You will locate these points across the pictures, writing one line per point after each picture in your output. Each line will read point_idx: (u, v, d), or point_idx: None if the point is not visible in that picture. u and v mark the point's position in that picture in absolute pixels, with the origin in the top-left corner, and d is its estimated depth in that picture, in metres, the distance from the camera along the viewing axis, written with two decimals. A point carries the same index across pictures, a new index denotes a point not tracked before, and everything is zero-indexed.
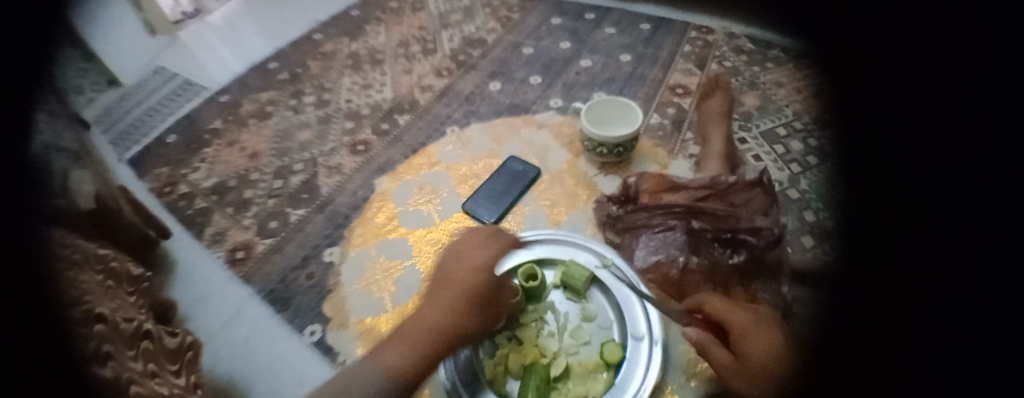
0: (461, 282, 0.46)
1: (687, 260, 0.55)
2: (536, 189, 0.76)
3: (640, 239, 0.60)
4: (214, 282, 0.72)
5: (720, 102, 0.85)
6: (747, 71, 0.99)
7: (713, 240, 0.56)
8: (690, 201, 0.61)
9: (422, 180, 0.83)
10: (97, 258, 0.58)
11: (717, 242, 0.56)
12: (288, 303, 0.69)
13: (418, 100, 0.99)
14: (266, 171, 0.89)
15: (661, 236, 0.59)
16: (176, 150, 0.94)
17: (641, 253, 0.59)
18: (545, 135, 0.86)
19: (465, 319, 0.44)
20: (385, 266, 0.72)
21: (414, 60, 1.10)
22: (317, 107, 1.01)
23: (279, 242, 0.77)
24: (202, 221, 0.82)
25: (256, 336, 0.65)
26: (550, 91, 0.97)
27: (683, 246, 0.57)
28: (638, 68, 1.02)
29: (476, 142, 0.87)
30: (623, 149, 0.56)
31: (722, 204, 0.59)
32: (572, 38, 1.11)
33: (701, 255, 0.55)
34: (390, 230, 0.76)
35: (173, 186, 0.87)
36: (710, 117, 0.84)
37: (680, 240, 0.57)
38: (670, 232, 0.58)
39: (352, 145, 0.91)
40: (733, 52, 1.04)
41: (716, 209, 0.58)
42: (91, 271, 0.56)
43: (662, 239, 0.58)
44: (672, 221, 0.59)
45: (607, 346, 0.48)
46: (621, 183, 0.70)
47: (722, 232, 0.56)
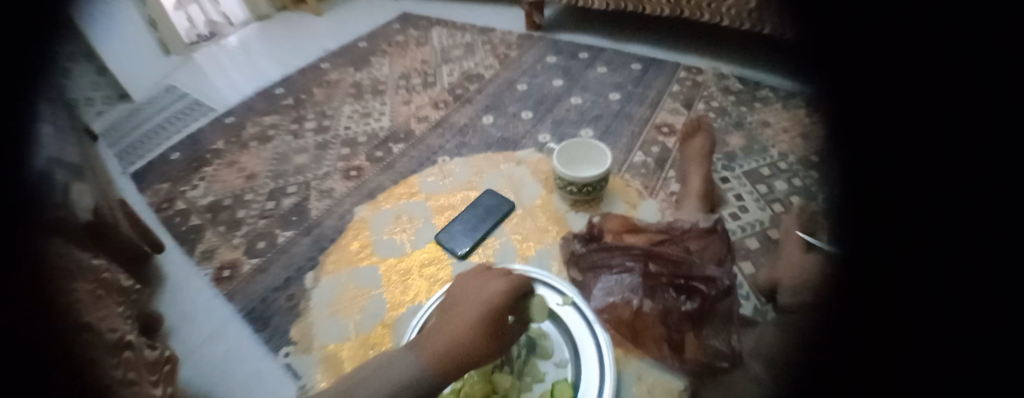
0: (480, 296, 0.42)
1: (641, 303, 0.53)
2: (509, 222, 0.75)
3: (598, 279, 0.58)
4: (199, 298, 0.74)
5: (702, 142, 0.81)
6: (735, 111, 1.01)
7: (669, 285, 0.53)
8: (649, 245, 0.60)
9: (400, 209, 0.83)
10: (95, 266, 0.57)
11: (672, 289, 0.53)
12: (266, 323, 0.70)
13: (412, 130, 1.03)
14: (261, 192, 0.93)
15: (616, 279, 0.57)
16: (178, 168, 0.99)
17: (599, 293, 0.57)
18: (522, 170, 0.85)
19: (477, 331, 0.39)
20: (354, 293, 0.71)
21: (414, 91, 1.15)
22: (316, 133, 1.05)
23: (265, 262, 0.79)
24: (195, 237, 0.85)
25: (235, 351, 0.66)
26: (539, 127, 1.00)
27: (637, 288, 0.55)
28: (626, 106, 1.05)
29: (456, 174, 0.88)
30: (592, 188, 0.58)
31: (677, 250, 0.58)
32: (565, 76, 1.16)
33: (654, 300, 0.53)
34: (362, 258, 0.75)
35: (170, 202, 0.91)
36: (693, 155, 0.81)
37: (635, 283, 0.55)
38: (628, 274, 0.56)
39: (346, 170, 0.95)
40: (721, 92, 1.08)
41: (670, 253, 0.57)
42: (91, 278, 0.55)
43: (618, 281, 0.56)
44: (630, 262, 0.57)
45: (557, 385, 0.41)
46: (586, 222, 0.70)
47: (677, 277, 0.54)
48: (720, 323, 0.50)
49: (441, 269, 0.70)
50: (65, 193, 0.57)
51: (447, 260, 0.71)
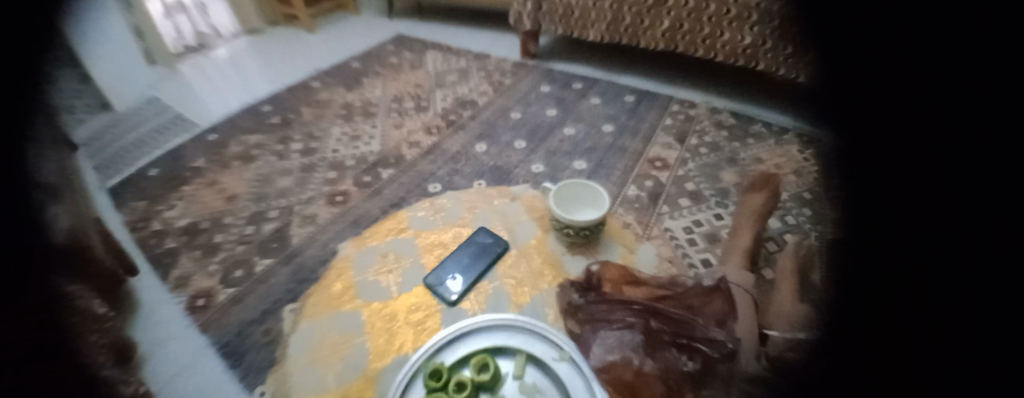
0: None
1: (643, 363, 0.42)
2: (502, 265, 0.56)
3: (595, 336, 0.44)
4: (174, 326, 0.69)
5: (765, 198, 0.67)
6: (727, 147, 1.02)
7: (671, 345, 0.42)
8: (647, 300, 0.46)
9: (387, 246, 0.60)
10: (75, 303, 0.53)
11: (676, 348, 0.42)
12: (241, 358, 0.64)
13: (403, 156, 1.01)
14: (241, 216, 0.88)
15: (615, 338, 0.43)
16: (155, 186, 0.94)
17: (595, 362, 0.42)
18: (517, 205, 0.65)
19: None
20: (333, 342, 0.50)
21: (406, 115, 1.13)
22: (303, 155, 1.02)
23: (241, 292, 0.74)
24: (170, 262, 0.80)
25: (208, 389, 0.61)
26: (532, 157, 0.98)
27: (639, 347, 0.42)
28: (620, 139, 1.05)
29: (450, 208, 0.66)
30: (590, 233, 0.54)
31: (677, 307, 0.45)
32: (559, 105, 1.16)
33: (657, 359, 0.41)
34: (343, 302, 0.51)
35: (145, 222, 0.86)
36: (745, 214, 0.67)
37: (633, 342, 0.43)
38: (625, 332, 0.43)
39: (332, 195, 0.91)
40: (714, 126, 1.10)
41: (674, 311, 0.44)
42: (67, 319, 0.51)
43: (618, 341, 0.43)
44: (629, 318, 0.44)
45: None
46: (582, 270, 0.53)
47: (679, 337, 0.42)
48: (721, 382, 0.42)
49: (433, 318, 0.51)
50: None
51: (435, 306, 0.53)
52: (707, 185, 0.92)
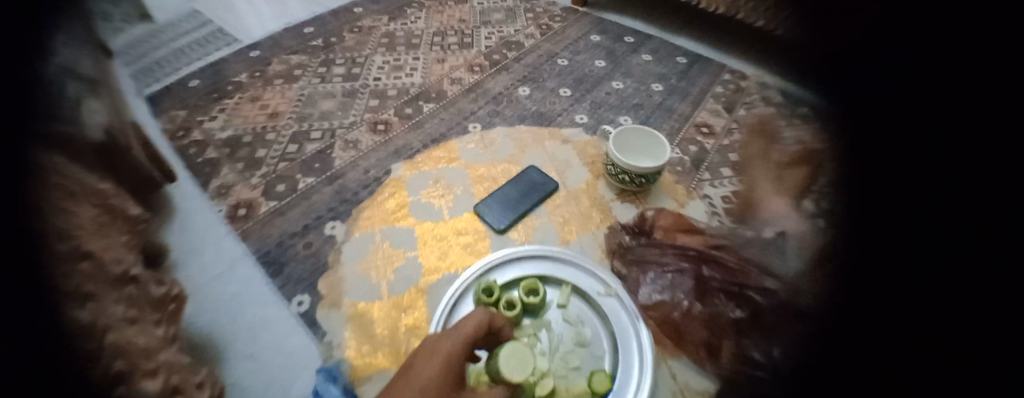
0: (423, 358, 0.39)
1: (691, 305, 0.58)
2: (551, 203, 0.74)
3: (648, 275, 0.62)
4: (212, 234, 0.72)
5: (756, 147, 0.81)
6: None
7: (719, 291, 0.58)
8: (704, 248, 0.64)
9: (439, 173, 0.81)
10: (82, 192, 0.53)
11: (723, 294, 0.58)
12: (281, 269, 0.69)
13: (445, 91, 0.99)
14: (283, 133, 0.90)
15: (669, 276, 0.61)
16: (196, 95, 0.94)
17: (647, 289, 0.61)
18: (568, 151, 0.84)
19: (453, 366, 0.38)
20: (386, 253, 0.70)
21: (449, 50, 1.10)
22: (345, 80, 1.01)
23: (283, 206, 0.77)
24: (210, 172, 0.82)
25: (244, 296, 0.65)
26: (577, 106, 0.96)
27: (689, 291, 0.59)
28: (669, 100, 1.01)
29: (498, 146, 0.86)
30: (643, 180, 0.63)
31: (734, 259, 0.61)
32: (608, 58, 1.10)
33: (705, 303, 0.57)
34: (398, 218, 0.74)
35: (186, 132, 0.87)
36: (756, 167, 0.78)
37: (687, 283, 0.60)
38: (680, 274, 0.61)
39: (373, 123, 0.92)
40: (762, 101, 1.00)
41: (728, 260, 0.61)
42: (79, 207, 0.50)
43: (670, 280, 0.61)
44: (684, 263, 0.62)
45: (596, 375, 0.45)
46: (639, 215, 0.72)
47: (730, 284, 0.58)
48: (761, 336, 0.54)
49: (478, 241, 0.70)
50: (71, 109, 0.58)
51: (484, 234, 0.71)
52: None
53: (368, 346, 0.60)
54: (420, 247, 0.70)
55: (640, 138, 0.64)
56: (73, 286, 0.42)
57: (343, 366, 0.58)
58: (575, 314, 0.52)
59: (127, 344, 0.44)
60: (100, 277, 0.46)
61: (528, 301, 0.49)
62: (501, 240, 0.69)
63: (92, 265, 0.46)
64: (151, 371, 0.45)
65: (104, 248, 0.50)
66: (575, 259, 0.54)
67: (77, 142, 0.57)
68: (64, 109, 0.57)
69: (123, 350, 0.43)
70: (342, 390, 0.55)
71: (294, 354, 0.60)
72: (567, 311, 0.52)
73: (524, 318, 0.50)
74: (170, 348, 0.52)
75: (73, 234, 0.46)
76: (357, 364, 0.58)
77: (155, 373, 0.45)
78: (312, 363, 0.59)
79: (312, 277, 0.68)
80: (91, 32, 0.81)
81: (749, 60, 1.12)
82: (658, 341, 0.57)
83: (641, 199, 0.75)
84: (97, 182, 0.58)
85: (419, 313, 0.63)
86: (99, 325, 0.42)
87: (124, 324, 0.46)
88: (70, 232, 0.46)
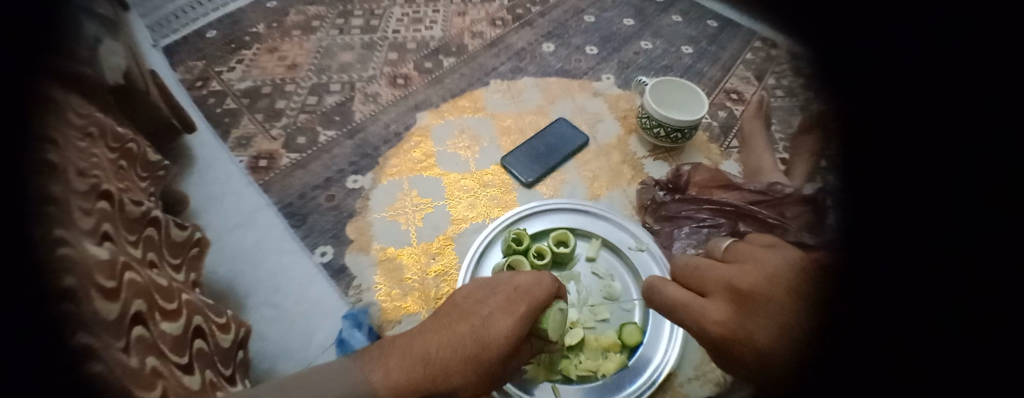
0: (476, 327, 0.41)
1: None
2: (579, 158, 0.77)
3: (681, 230, 0.64)
4: (235, 183, 0.72)
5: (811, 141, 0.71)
6: None
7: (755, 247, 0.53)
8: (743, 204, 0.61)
9: (464, 124, 0.82)
10: (95, 131, 0.52)
11: None
12: (303, 220, 0.69)
13: (466, 45, 0.95)
14: (302, 85, 0.88)
15: (704, 232, 0.62)
16: (212, 45, 0.92)
17: (680, 243, 0.63)
18: (598, 105, 0.85)
19: (505, 331, 0.40)
20: (415, 201, 0.72)
21: (470, 3, 1.04)
22: (363, 32, 0.98)
23: (305, 158, 0.77)
24: (230, 123, 0.81)
25: (266, 244, 0.66)
26: (604, 65, 0.93)
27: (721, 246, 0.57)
28: (699, 62, 0.95)
29: (524, 97, 0.87)
30: (679, 134, 0.70)
31: (774, 213, 0.55)
32: (638, 15, 1.03)
33: None
34: (425, 168, 0.76)
35: (204, 82, 0.86)
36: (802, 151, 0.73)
37: (721, 239, 0.58)
38: (714, 229, 0.60)
39: (393, 77, 0.89)
40: None
41: (767, 216, 0.55)
42: (83, 143, 0.48)
43: (704, 234, 0.61)
44: (720, 219, 0.61)
45: (627, 328, 0.52)
46: (673, 170, 0.74)
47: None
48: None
49: (505, 193, 0.73)
50: (88, 47, 0.58)
51: (513, 186, 0.74)
52: (779, 129, 0.80)
53: (398, 290, 0.63)
54: (448, 195, 0.73)
55: (682, 92, 0.71)
56: (93, 225, 0.42)
57: (372, 309, 0.61)
58: (603, 268, 0.60)
59: (137, 280, 0.42)
60: (117, 218, 0.47)
61: (558, 251, 0.57)
62: (530, 193, 0.73)
63: (108, 204, 0.46)
64: (171, 312, 0.44)
65: (120, 189, 0.50)
66: (603, 215, 0.63)
67: (93, 82, 0.55)
68: (79, 48, 0.56)
69: (142, 290, 0.42)
70: (366, 334, 0.57)
71: (320, 302, 0.61)
72: (595, 263, 0.60)
73: (554, 271, 0.59)
74: (191, 291, 0.53)
75: (88, 173, 0.45)
76: (386, 308, 0.61)
77: (176, 314, 0.45)
78: (340, 308, 0.61)
79: (336, 228, 0.69)
80: None
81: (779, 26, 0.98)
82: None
83: (673, 155, 0.79)
84: (116, 126, 0.58)
85: (448, 259, 0.66)
86: (117, 264, 0.41)
87: (142, 264, 0.46)
88: (85, 170, 0.45)
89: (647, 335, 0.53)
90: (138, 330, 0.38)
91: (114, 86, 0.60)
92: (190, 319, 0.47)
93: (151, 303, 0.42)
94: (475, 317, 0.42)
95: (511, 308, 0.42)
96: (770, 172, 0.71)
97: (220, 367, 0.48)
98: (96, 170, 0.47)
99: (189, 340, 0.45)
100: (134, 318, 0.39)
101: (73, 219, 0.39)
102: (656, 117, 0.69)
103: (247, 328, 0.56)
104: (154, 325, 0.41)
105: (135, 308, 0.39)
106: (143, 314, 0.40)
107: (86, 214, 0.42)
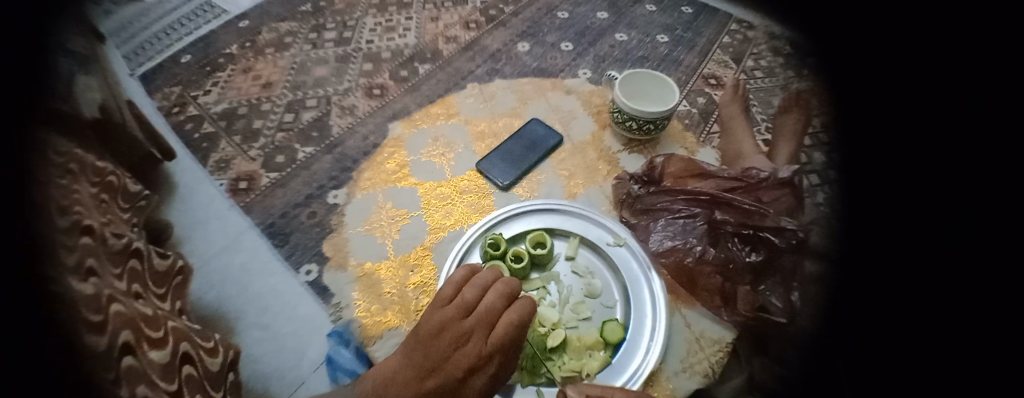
0: (450, 378, 0.42)
1: (704, 250, 0.60)
2: (556, 157, 0.77)
3: (658, 222, 0.64)
4: (215, 207, 0.71)
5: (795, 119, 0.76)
6: (783, 74, 0.87)
7: (733, 235, 0.59)
8: (717, 191, 0.64)
9: (439, 131, 0.82)
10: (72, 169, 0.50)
11: (737, 238, 0.59)
12: (287, 239, 0.69)
13: (441, 51, 0.95)
14: (278, 103, 0.87)
15: (680, 223, 0.63)
16: (187, 70, 0.91)
17: (657, 236, 0.63)
18: (573, 102, 0.85)
19: (480, 384, 0.43)
20: (392, 213, 0.72)
21: (442, 7, 1.03)
22: (336, 45, 0.97)
23: (285, 177, 0.76)
24: (208, 146, 0.80)
25: (252, 266, 0.65)
26: (580, 61, 0.93)
27: (701, 236, 0.61)
28: (676, 50, 0.95)
29: (498, 99, 0.86)
30: (652, 126, 0.70)
31: (750, 200, 0.62)
32: (611, 8, 1.03)
33: (719, 249, 0.59)
34: (400, 178, 0.76)
35: (181, 108, 0.85)
36: (783, 133, 0.75)
37: (699, 228, 0.61)
38: (692, 219, 0.62)
39: (369, 88, 0.89)
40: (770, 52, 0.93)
41: (742, 203, 0.61)
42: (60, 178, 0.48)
43: (681, 226, 0.62)
44: (695, 208, 0.63)
45: (608, 326, 0.52)
46: (647, 163, 0.74)
47: (744, 227, 0.59)
48: (780, 279, 0.56)
49: (482, 199, 0.72)
50: (64, 86, 0.59)
51: (490, 190, 0.73)
52: (761, 110, 0.83)
53: (378, 305, 0.62)
54: (425, 205, 0.72)
55: (655, 84, 0.71)
56: (74, 260, 0.41)
57: (353, 326, 0.60)
58: (582, 265, 0.59)
59: (123, 311, 0.41)
60: (101, 252, 0.46)
61: (535, 252, 0.57)
62: (506, 196, 0.72)
63: (91, 239, 0.45)
64: (158, 340, 0.44)
65: (103, 222, 0.49)
66: (580, 213, 0.63)
67: (71, 118, 0.56)
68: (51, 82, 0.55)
69: (129, 321, 0.41)
70: (354, 351, 0.57)
71: (306, 321, 0.61)
72: (574, 262, 0.60)
73: (533, 273, 0.58)
74: (178, 318, 0.53)
75: (70, 211, 0.45)
76: (367, 324, 0.61)
77: (162, 342, 0.44)
78: (323, 326, 0.60)
79: (317, 245, 0.68)
80: (74, 14, 0.77)
81: (751, 9, 0.99)
82: (672, 291, 0.61)
83: (650, 147, 0.79)
84: (96, 160, 0.57)
85: (427, 270, 0.66)
86: (103, 296, 0.40)
87: (127, 296, 0.45)
88: (65, 208, 0.45)
89: (629, 331, 0.53)
90: (128, 361, 0.37)
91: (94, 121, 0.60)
92: (178, 346, 0.46)
93: (139, 332, 0.41)
94: (450, 371, 0.42)
95: (485, 368, 0.43)
96: (752, 155, 0.72)
97: (209, 391, 0.47)
98: (77, 205, 0.47)
99: (178, 367, 0.44)
100: (123, 349, 0.38)
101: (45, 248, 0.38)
102: (626, 112, 0.69)
103: (234, 351, 0.56)
104: (143, 355, 0.40)
105: (123, 339, 0.38)
106: (131, 344, 0.39)
107: (70, 251, 0.41)
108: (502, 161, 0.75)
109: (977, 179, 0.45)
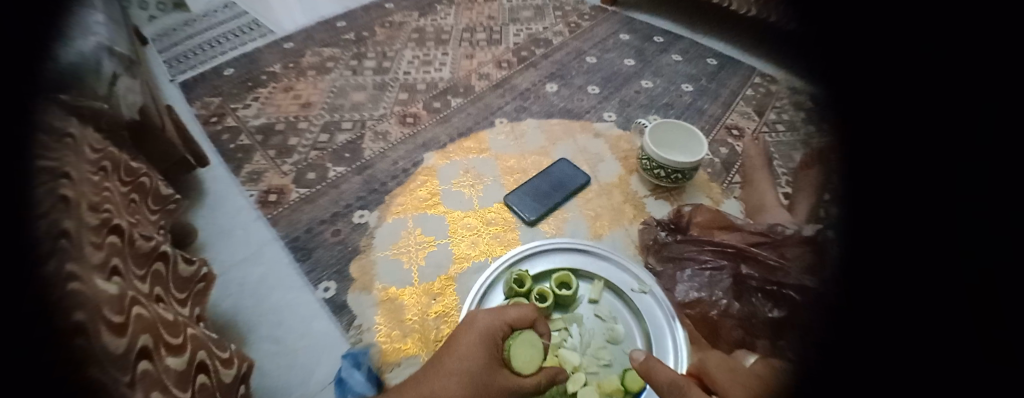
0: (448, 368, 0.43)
1: (729, 303, 0.59)
2: (582, 197, 0.78)
3: (684, 272, 0.64)
4: (242, 218, 0.74)
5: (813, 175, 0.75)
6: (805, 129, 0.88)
7: (757, 290, 0.58)
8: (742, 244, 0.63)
9: (469, 164, 0.84)
10: (109, 169, 0.54)
11: (761, 293, 0.58)
12: (309, 254, 0.70)
13: (472, 86, 0.99)
14: (314, 123, 0.92)
15: (707, 274, 0.62)
16: (231, 83, 0.97)
17: (683, 287, 0.63)
18: (600, 145, 0.87)
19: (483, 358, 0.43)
20: (417, 239, 0.73)
21: (478, 46, 1.09)
22: (375, 73, 1.03)
23: (313, 193, 0.78)
24: (242, 158, 0.84)
25: (271, 279, 0.67)
26: (606, 104, 0.96)
27: (727, 289, 0.60)
28: (700, 100, 0.97)
29: (528, 137, 0.89)
30: (679, 175, 0.71)
31: (772, 256, 0.59)
32: (638, 56, 1.07)
33: (742, 303, 0.58)
34: (432, 206, 0.77)
35: (219, 118, 0.90)
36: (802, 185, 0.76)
37: (725, 281, 0.61)
38: (718, 270, 0.62)
39: (402, 115, 0.93)
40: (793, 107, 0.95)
41: (767, 257, 0.59)
42: (95, 177, 0.50)
43: (707, 277, 0.62)
44: (722, 260, 0.62)
45: (629, 373, 0.51)
46: (673, 210, 0.74)
47: (768, 283, 0.58)
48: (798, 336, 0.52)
49: (508, 232, 0.73)
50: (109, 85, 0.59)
51: (514, 224, 0.74)
52: (782, 164, 0.83)
53: (398, 331, 0.62)
54: (451, 234, 0.73)
55: (681, 134, 0.73)
56: (103, 260, 0.42)
57: (372, 351, 0.60)
58: (605, 309, 0.59)
59: (144, 315, 0.42)
60: (126, 252, 0.48)
61: (560, 293, 0.57)
62: (532, 232, 0.73)
63: (117, 239, 0.47)
64: (176, 347, 0.44)
65: (131, 223, 0.51)
66: (606, 255, 0.63)
67: (110, 117, 0.58)
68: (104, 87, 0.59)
69: (148, 325, 0.42)
70: (366, 374, 0.56)
71: (320, 338, 0.61)
72: (598, 306, 0.59)
73: (555, 312, 0.58)
74: (196, 324, 0.53)
75: (100, 207, 0.47)
76: (385, 350, 0.60)
77: (181, 349, 0.45)
78: (340, 348, 0.60)
79: (340, 263, 0.69)
80: (132, 25, 0.85)
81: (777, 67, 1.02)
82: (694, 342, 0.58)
83: (676, 195, 0.80)
84: (131, 160, 0.61)
85: (448, 299, 0.66)
86: (125, 298, 0.41)
87: (149, 299, 0.46)
88: (97, 204, 0.47)
89: None
90: (144, 365, 0.38)
91: (129, 121, 0.63)
92: (195, 354, 0.46)
93: (157, 338, 0.42)
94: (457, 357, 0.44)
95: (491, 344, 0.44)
96: (773, 207, 0.72)
97: None
98: (106, 203, 0.49)
99: (193, 376, 0.44)
100: (141, 353, 0.38)
101: (72, 232, 0.39)
102: (656, 159, 0.71)
103: (249, 363, 0.55)
104: (159, 360, 0.40)
105: (141, 343, 0.39)
106: (149, 349, 0.40)
107: (97, 248, 0.42)
108: (528, 196, 0.77)
109: (971, 173, 0.33)
